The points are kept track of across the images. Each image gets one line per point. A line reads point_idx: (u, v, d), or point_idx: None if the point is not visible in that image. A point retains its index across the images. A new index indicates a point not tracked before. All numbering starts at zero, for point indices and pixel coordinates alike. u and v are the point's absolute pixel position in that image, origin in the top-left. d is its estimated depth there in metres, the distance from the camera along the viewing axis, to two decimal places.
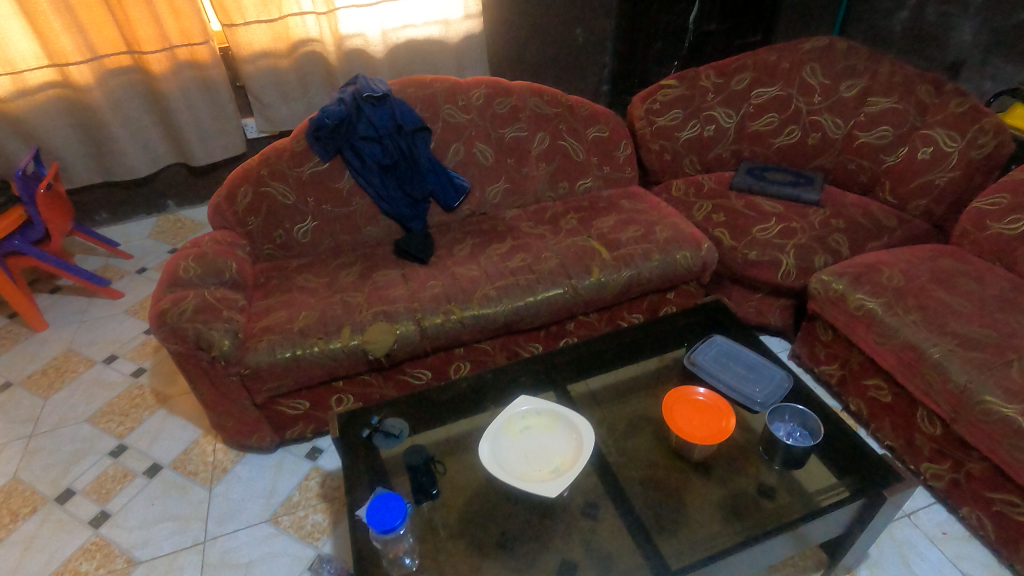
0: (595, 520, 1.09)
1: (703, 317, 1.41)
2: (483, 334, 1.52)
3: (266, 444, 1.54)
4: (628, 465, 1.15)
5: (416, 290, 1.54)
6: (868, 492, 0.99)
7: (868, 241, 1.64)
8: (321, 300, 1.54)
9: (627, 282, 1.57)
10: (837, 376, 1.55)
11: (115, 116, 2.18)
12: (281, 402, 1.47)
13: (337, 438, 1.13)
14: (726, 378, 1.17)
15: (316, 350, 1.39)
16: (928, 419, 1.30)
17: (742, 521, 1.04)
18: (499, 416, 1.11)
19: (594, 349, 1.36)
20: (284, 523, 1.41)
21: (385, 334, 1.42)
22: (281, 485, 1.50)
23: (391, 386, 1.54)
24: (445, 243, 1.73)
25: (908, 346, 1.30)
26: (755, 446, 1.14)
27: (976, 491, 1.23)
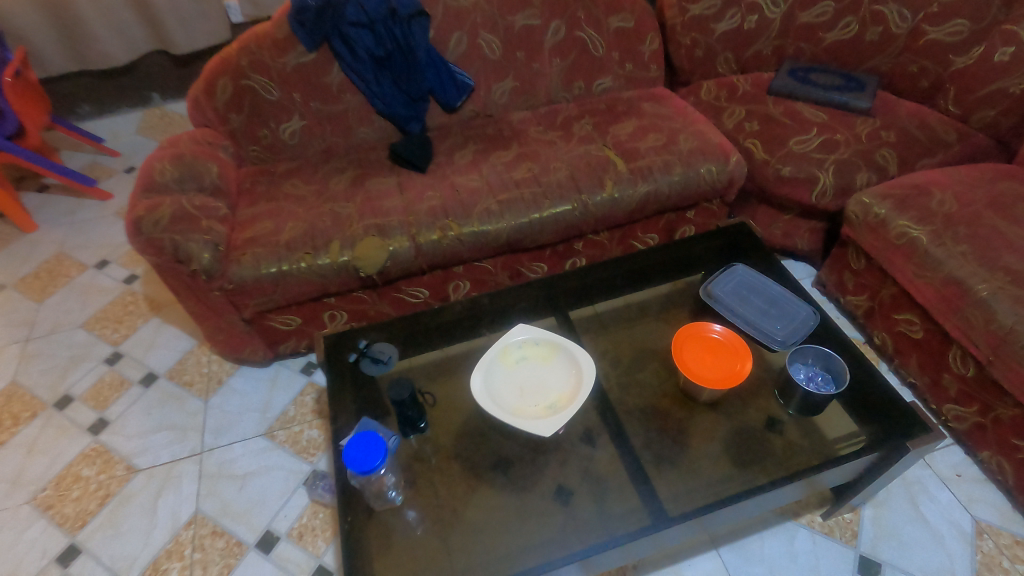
0: (593, 454, 1.04)
1: (726, 242, 1.27)
2: (483, 252, 1.41)
3: (259, 358, 1.49)
4: (631, 403, 1.09)
5: (411, 201, 1.41)
6: (891, 443, 0.92)
7: (920, 157, 1.45)
8: (310, 210, 1.42)
9: (643, 198, 1.42)
10: (864, 308, 1.44)
11: None
12: (271, 318, 1.40)
13: (322, 363, 1.07)
14: (745, 313, 1.06)
15: (304, 266, 1.30)
16: (961, 359, 1.20)
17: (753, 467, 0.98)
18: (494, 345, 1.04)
19: (602, 275, 1.24)
20: (280, 438, 1.40)
21: (377, 251, 1.32)
22: (276, 399, 1.48)
23: (388, 304, 1.47)
24: (446, 149, 1.57)
25: (951, 281, 1.17)
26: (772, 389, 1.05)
27: (1002, 436, 1.16)
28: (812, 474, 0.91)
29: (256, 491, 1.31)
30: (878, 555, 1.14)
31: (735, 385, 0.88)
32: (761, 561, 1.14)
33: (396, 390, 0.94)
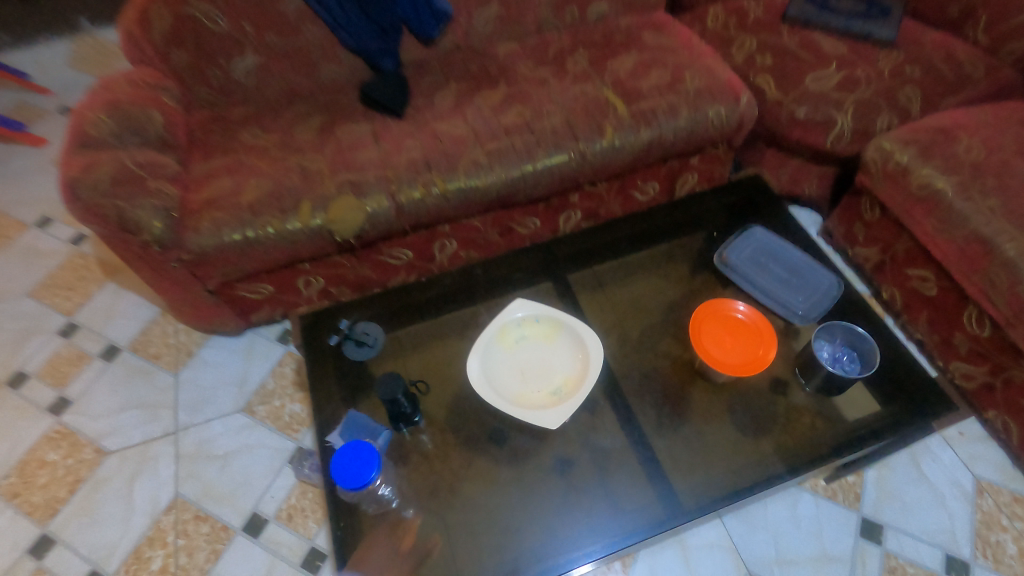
0: (599, 438, 0.96)
1: (736, 199, 1.18)
2: (471, 210, 1.28)
3: (230, 329, 1.38)
4: (639, 384, 1.01)
5: (389, 152, 1.25)
6: (914, 424, 0.87)
7: (945, 96, 1.33)
8: (273, 164, 1.25)
9: (646, 145, 1.29)
10: (874, 261, 1.37)
11: None
12: (240, 287, 1.27)
13: (302, 348, 0.99)
14: (763, 282, 0.97)
15: (271, 232, 1.16)
16: (976, 319, 1.15)
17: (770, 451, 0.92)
18: (490, 325, 0.94)
19: (599, 241, 1.16)
20: (260, 413, 1.32)
21: (353, 212, 1.18)
22: (254, 371, 1.38)
23: (368, 267, 1.35)
24: (424, 90, 1.39)
25: (976, 239, 1.10)
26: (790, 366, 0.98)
27: (1011, 397, 1.13)
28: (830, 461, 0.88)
29: (239, 471, 1.25)
30: (880, 517, 1.14)
31: (758, 373, 0.80)
32: (764, 527, 1.15)
33: (386, 386, 0.85)
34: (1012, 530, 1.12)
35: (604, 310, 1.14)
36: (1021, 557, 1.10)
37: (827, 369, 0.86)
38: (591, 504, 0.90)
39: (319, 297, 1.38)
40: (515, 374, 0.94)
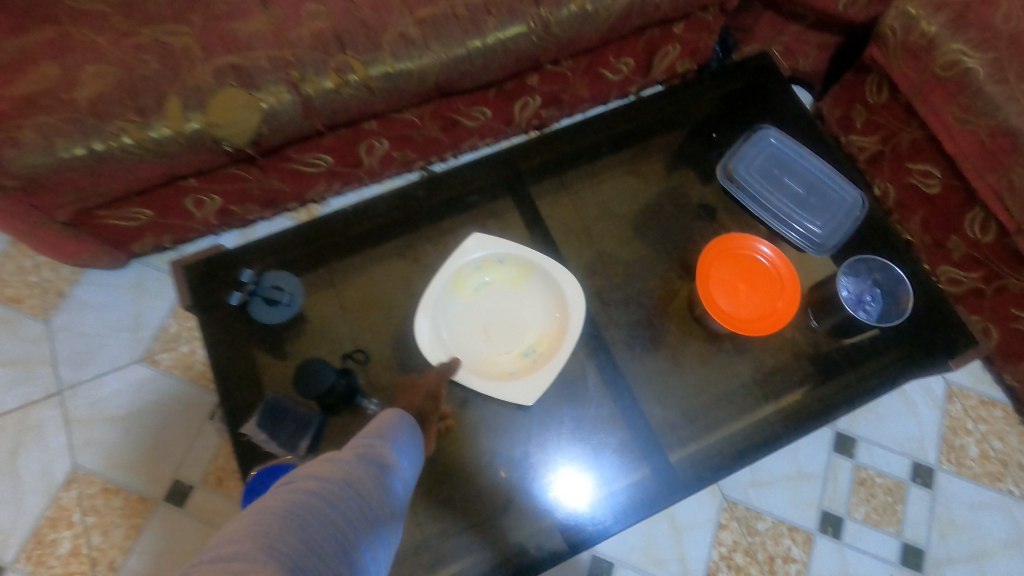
0: (584, 406, 0.87)
1: (740, 85, 0.97)
2: (404, 101, 0.99)
3: (106, 263, 1.09)
4: (610, 316, 0.92)
5: (283, 20, 0.91)
6: (931, 363, 0.81)
7: None
8: (116, 40, 0.89)
9: (627, 10, 0.99)
10: (870, 152, 1.20)
11: None
12: (105, 214, 0.97)
13: (193, 309, 0.77)
14: (773, 200, 0.88)
15: (129, 143, 0.85)
16: (979, 223, 1.04)
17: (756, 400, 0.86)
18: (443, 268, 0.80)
19: (568, 148, 0.94)
20: (165, 363, 1.09)
21: (242, 111, 0.88)
22: (148, 311, 1.13)
23: (277, 178, 1.06)
24: None
25: (1002, 132, 0.94)
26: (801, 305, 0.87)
27: (1000, 305, 1.06)
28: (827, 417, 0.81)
29: (149, 433, 1.05)
30: (854, 430, 1.10)
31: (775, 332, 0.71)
32: None
33: (310, 383, 0.69)
34: (976, 434, 1.11)
35: (580, 239, 0.98)
36: (981, 459, 1.10)
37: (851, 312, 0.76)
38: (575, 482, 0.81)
39: (218, 217, 1.10)
40: (478, 331, 0.83)
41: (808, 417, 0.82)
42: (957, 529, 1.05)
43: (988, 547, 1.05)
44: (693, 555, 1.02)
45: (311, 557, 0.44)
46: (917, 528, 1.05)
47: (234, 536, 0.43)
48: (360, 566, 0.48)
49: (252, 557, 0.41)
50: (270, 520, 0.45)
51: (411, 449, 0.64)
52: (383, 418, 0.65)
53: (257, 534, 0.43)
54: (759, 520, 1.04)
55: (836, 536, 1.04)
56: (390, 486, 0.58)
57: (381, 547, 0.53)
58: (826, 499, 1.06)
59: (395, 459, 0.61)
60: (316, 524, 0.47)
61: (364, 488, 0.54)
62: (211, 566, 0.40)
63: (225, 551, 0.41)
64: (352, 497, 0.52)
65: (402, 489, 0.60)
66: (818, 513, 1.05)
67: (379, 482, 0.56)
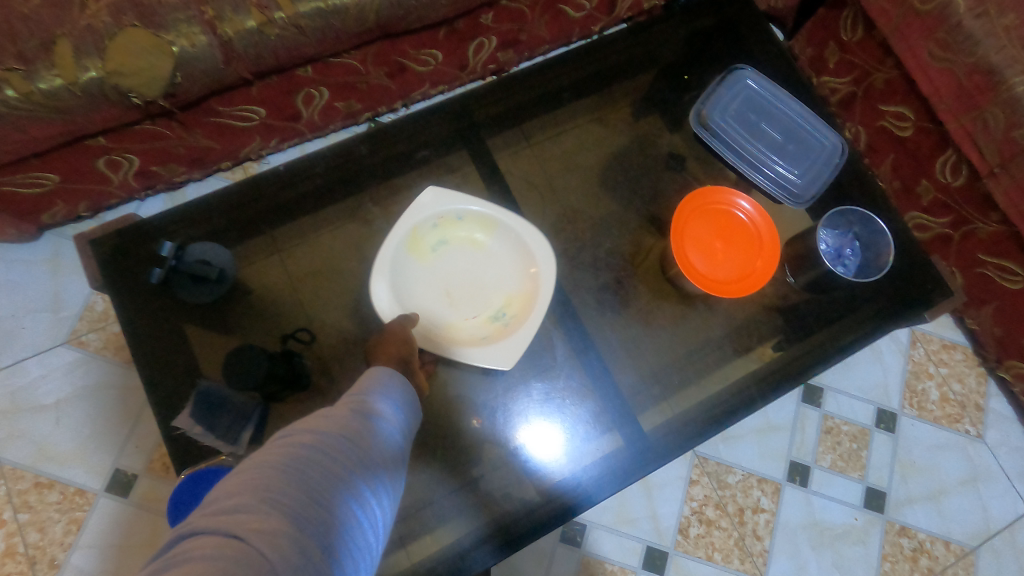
0: (553, 376, 0.83)
1: (714, 18, 0.89)
2: (339, 43, 0.87)
3: (11, 235, 0.96)
4: (578, 280, 0.87)
5: None
6: (907, 314, 0.78)
7: None
8: None
9: None
10: (842, 94, 1.15)
11: None
12: (0, 182, 0.85)
13: (104, 289, 0.68)
14: (750, 147, 0.82)
15: (12, 97, 0.72)
16: (951, 166, 1.01)
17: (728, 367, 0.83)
18: (396, 228, 0.72)
19: (529, 93, 0.85)
20: (93, 345, 0.99)
21: (147, 55, 0.75)
22: (69, 289, 1.01)
23: (202, 135, 0.94)
24: None
25: (980, 70, 0.90)
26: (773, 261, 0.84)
27: (968, 250, 1.05)
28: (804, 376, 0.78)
29: (81, 422, 0.96)
30: (821, 380, 1.10)
31: (753, 292, 0.66)
32: None
33: (245, 371, 0.63)
34: (937, 377, 1.13)
35: (541, 197, 0.92)
36: (941, 402, 1.12)
37: (829, 264, 0.72)
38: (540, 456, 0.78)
39: (139, 180, 0.98)
40: (441, 296, 0.78)
41: (784, 377, 0.78)
42: (918, 470, 1.08)
43: (946, 485, 1.07)
44: (665, 513, 1.01)
45: (317, 509, 0.40)
46: (880, 471, 1.07)
47: (232, 491, 0.39)
48: (368, 517, 0.44)
49: (253, 511, 0.37)
50: (269, 473, 0.40)
51: (407, 403, 0.59)
52: (372, 372, 0.60)
53: (257, 486, 0.39)
54: (729, 473, 1.04)
55: (803, 484, 1.05)
56: (390, 438, 0.53)
57: (388, 501, 0.48)
58: (794, 449, 1.06)
59: (392, 413, 0.56)
60: (319, 478, 0.42)
61: (365, 440, 0.49)
62: (210, 523, 0.36)
63: (225, 505, 0.37)
64: (353, 447, 0.47)
65: (401, 440, 0.55)
66: (786, 464, 1.05)
67: (378, 433, 0.52)
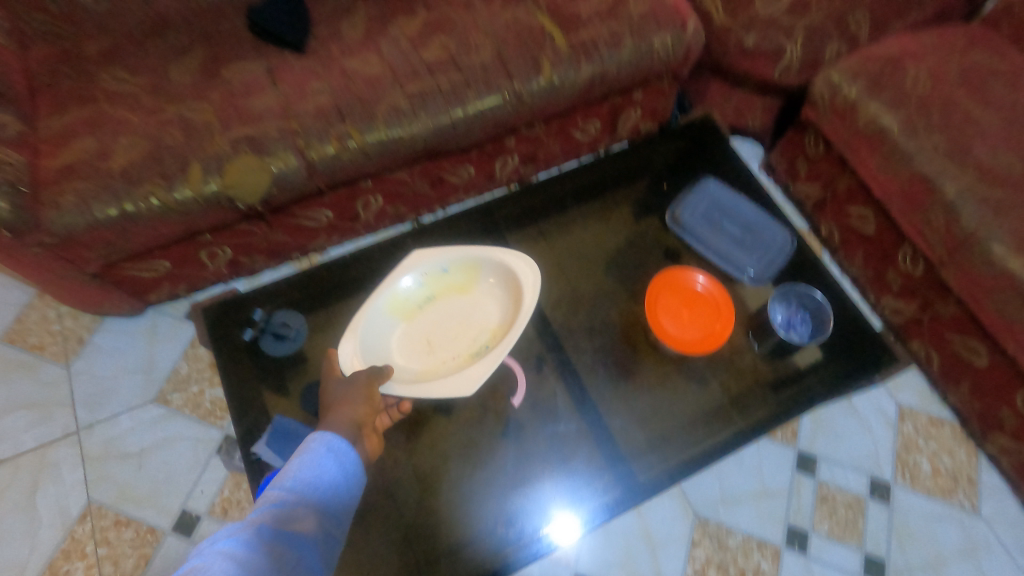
0: (556, 423, 0.98)
1: (687, 142, 1.13)
2: (395, 163, 1.13)
3: (125, 310, 1.20)
4: (583, 350, 1.03)
5: (291, 97, 1.05)
6: (861, 377, 0.93)
7: (894, 20, 1.26)
8: (146, 116, 1.02)
9: (587, 83, 1.15)
10: (815, 198, 1.35)
11: None
12: (127, 267, 1.09)
13: (209, 343, 0.88)
14: (715, 241, 1.03)
15: (155, 204, 0.97)
16: (910, 258, 1.17)
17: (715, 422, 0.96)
18: (377, 292, 0.87)
19: (533, 200, 1.11)
20: (176, 403, 1.18)
21: (254, 174, 1.01)
22: (161, 356, 1.22)
23: (281, 232, 1.18)
24: (326, 15, 1.16)
25: (918, 178, 1.08)
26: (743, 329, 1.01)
27: (936, 330, 1.17)
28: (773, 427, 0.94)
29: (158, 469, 1.13)
30: (815, 450, 1.19)
31: (715, 348, 0.82)
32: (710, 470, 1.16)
33: (311, 397, 0.86)
34: (927, 450, 1.20)
35: (553, 280, 1.09)
36: (933, 474, 1.18)
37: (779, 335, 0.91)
38: (541, 480, 0.95)
39: (229, 268, 1.22)
40: (421, 343, 0.92)
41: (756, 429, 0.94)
42: (914, 539, 1.13)
43: (944, 555, 1.12)
44: (668, 570, 1.08)
45: None
46: (877, 538, 1.13)
47: None
48: None
49: None
50: None
51: (347, 467, 0.73)
52: (300, 460, 0.71)
53: None
54: (729, 535, 1.11)
55: (802, 549, 1.11)
56: (309, 528, 0.65)
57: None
58: (792, 513, 1.14)
59: (327, 486, 0.70)
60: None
61: (282, 540, 0.61)
62: None
63: None
64: (270, 550, 0.59)
65: (325, 525, 0.67)
66: (785, 528, 1.12)
67: (295, 527, 0.64)
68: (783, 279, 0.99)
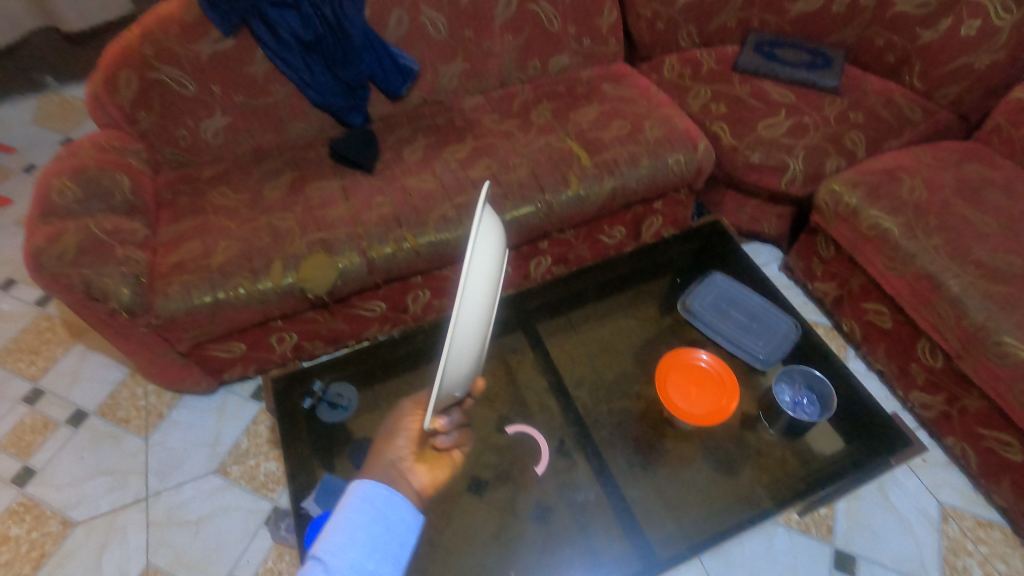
0: (577, 491, 1.04)
1: (700, 242, 1.25)
2: (442, 262, 1.30)
3: (202, 387, 1.36)
4: (607, 430, 1.10)
5: (359, 208, 1.27)
6: (874, 462, 0.95)
7: (887, 139, 1.41)
8: (243, 224, 1.25)
9: (610, 194, 1.32)
10: (833, 296, 1.42)
11: None
12: (210, 348, 1.27)
13: (273, 409, 1.00)
14: (725, 328, 1.11)
15: (242, 293, 1.15)
16: (929, 351, 1.20)
17: (738, 504, 1.01)
18: None
19: (558, 292, 1.20)
20: (234, 474, 1.30)
21: (323, 270, 1.19)
22: (226, 431, 1.36)
23: (341, 320, 1.35)
24: (393, 144, 1.42)
25: (922, 276, 1.15)
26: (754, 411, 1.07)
27: (967, 425, 1.18)
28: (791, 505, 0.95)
29: (212, 536, 1.21)
30: (852, 548, 1.16)
31: (721, 423, 0.93)
32: (742, 564, 1.14)
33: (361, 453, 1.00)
34: (977, 555, 1.15)
35: (579, 364, 1.20)
36: None
37: (790, 414, 0.97)
38: (563, 550, 0.99)
39: (293, 352, 1.38)
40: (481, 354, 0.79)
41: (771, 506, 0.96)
42: None
43: None
44: None
45: None
46: None
47: None
48: None
49: None
50: None
51: (388, 516, 0.62)
52: (336, 516, 0.62)
53: None
54: None
55: None
56: None
57: None
58: None
59: (364, 543, 0.60)
60: None
61: None
62: None
63: None
64: None
65: None
66: None
67: None
68: (794, 362, 1.07)
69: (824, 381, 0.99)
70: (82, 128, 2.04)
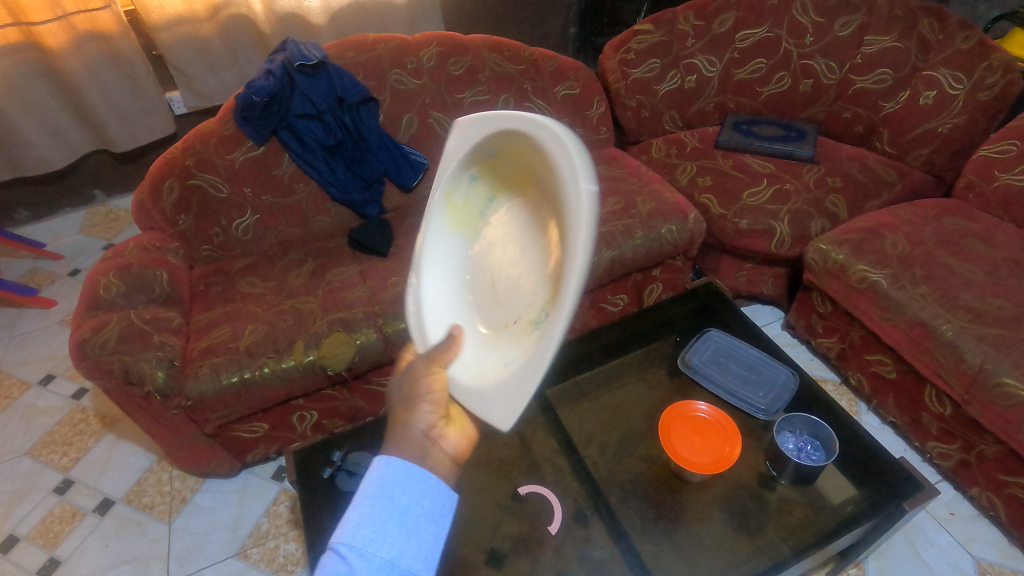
0: (592, 549, 1.03)
1: (697, 304, 1.35)
2: None
3: (226, 470, 1.40)
4: (621, 489, 1.10)
5: (376, 289, 1.37)
6: (888, 504, 0.97)
7: (867, 199, 1.51)
8: (269, 309, 1.35)
9: (609, 264, 1.41)
10: (836, 350, 1.45)
11: (24, 112, 1.91)
12: (235, 428, 1.32)
13: (295, 481, 1.04)
14: (725, 381, 1.18)
15: (268, 371, 1.22)
16: (937, 399, 1.22)
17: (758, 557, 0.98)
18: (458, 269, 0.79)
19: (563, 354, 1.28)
20: (254, 557, 1.30)
21: (343, 347, 1.26)
22: (247, 513, 1.38)
23: (358, 397, 1.41)
24: (407, 231, 1.54)
25: (916, 323, 1.19)
26: (762, 463, 1.09)
27: (988, 472, 1.16)
28: (813, 550, 0.95)
29: None
30: None
31: (723, 470, 0.98)
32: None
33: None
34: None
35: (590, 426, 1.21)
36: None
37: (795, 460, 0.99)
38: None
39: (313, 431, 1.42)
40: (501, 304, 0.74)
41: (790, 555, 0.96)
42: None
43: None
44: None
45: None
46: None
47: None
48: None
49: None
50: None
51: (421, 501, 0.63)
52: (362, 495, 0.62)
53: None
54: None
55: None
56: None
57: None
58: None
59: (395, 532, 0.60)
60: None
61: None
62: None
63: None
64: None
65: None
66: None
67: None
68: (795, 408, 1.13)
69: (824, 427, 1.03)
70: (125, 234, 2.23)
